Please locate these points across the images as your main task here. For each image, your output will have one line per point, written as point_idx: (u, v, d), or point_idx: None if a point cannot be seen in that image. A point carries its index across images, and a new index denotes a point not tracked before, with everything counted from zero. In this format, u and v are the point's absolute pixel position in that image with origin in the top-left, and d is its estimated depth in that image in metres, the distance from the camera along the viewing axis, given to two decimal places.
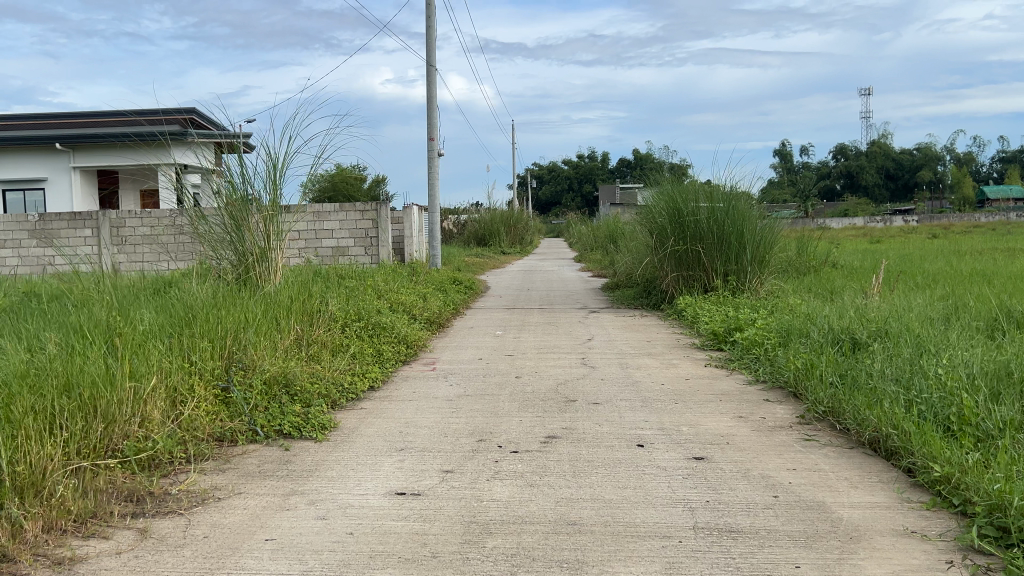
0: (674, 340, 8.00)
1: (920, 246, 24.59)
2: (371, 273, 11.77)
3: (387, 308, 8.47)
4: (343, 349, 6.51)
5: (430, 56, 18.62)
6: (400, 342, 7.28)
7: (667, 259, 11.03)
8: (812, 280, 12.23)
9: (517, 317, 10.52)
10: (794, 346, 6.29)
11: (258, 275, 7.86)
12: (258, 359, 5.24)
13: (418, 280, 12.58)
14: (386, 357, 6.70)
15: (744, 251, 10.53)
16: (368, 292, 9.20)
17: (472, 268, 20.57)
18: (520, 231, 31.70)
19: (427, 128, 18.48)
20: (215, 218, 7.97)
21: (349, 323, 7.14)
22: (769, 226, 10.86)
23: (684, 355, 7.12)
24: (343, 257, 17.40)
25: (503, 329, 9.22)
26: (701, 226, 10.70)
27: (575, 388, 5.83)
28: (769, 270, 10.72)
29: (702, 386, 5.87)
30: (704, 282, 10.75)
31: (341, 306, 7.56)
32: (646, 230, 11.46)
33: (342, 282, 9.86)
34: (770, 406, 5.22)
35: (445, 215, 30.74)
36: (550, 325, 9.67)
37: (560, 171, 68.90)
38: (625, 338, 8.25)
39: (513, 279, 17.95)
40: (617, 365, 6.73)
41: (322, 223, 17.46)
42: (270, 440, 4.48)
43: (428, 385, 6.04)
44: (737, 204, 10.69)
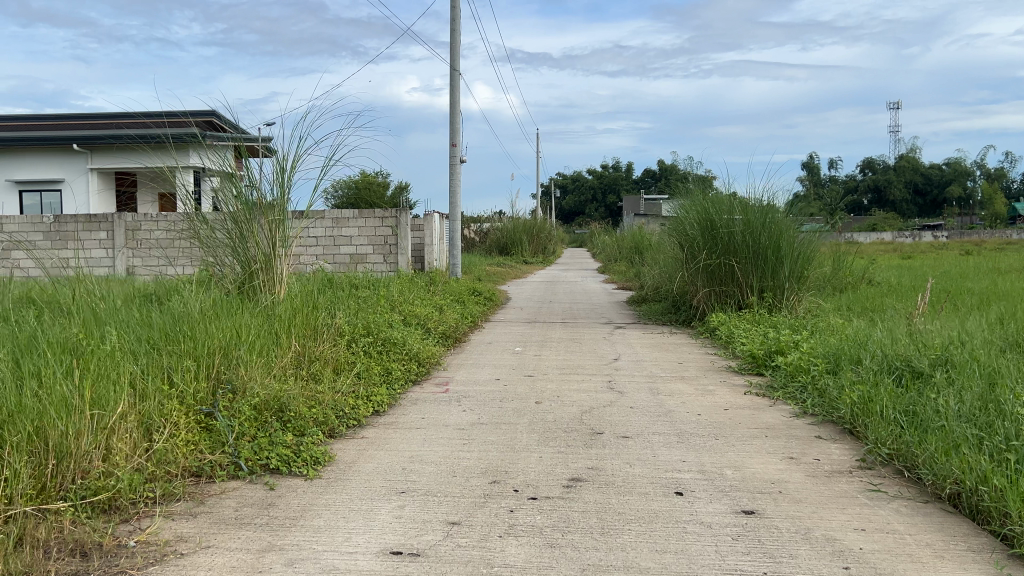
0: (707, 362, 7.38)
1: (958, 264, 23.68)
2: (386, 283, 11.26)
3: (400, 322, 7.92)
4: (349, 368, 5.97)
5: (454, 60, 18.16)
6: (412, 359, 6.73)
7: (699, 274, 10.42)
8: (851, 298, 11.56)
9: (538, 332, 9.94)
10: (846, 374, 5.65)
11: (262, 284, 7.34)
12: (248, 381, 4.71)
13: (436, 291, 12.05)
14: (395, 377, 6.15)
15: (782, 266, 9.89)
16: (381, 304, 8.66)
17: (493, 278, 20.02)
18: (543, 240, 31.13)
19: (450, 133, 17.99)
20: (217, 223, 7.48)
21: (357, 338, 6.60)
22: (808, 241, 10.21)
23: (720, 381, 6.50)
24: (360, 264, 16.94)
25: (523, 345, 8.65)
26: (735, 239, 10.08)
27: (602, 418, 5.23)
28: (807, 288, 10.08)
29: (744, 419, 5.25)
30: (738, 299, 10.12)
31: (350, 319, 7.02)
32: (677, 242, 10.86)
33: (354, 292, 9.33)
34: (824, 446, 4.60)
35: (467, 223, 30.27)
36: (573, 341, 9.08)
37: (584, 180, 68.29)
38: (654, 359, 7.65)
39: (536, 290, 17.39)
40: (647, 390, 6.13)
41: (340, 230, 17.01)
42: (254, 476, 3.94)
43: (439, 410, 5.48)
44: (774, 217, 10.04)
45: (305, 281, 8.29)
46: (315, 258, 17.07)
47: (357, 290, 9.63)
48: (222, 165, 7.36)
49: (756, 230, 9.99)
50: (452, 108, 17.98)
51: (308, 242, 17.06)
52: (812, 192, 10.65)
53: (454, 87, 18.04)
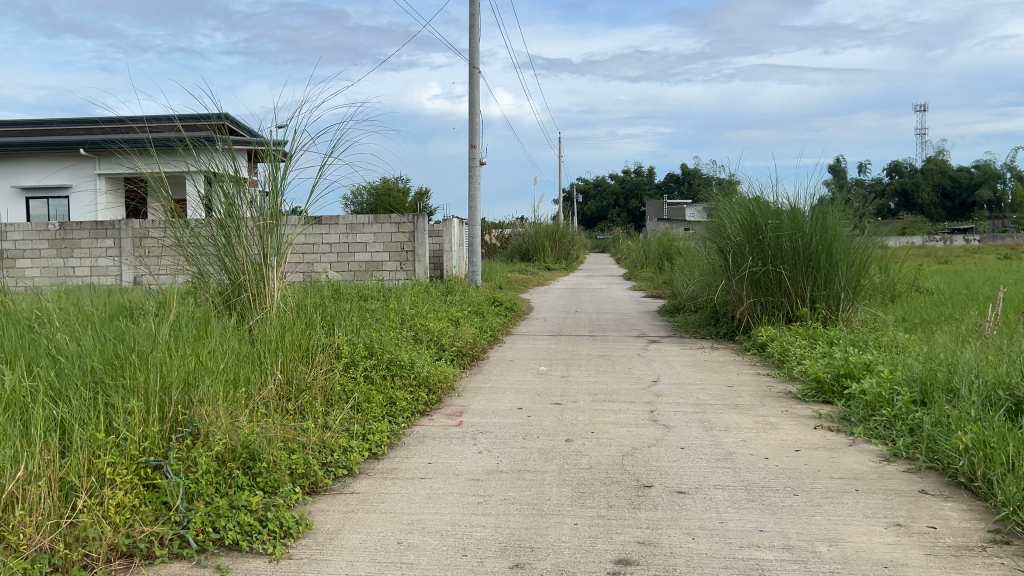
0: (762, 387, 6.40)
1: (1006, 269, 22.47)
2: (399, 293, 10.36)
3: (409, 339, 7.01)
4: (343, 400, 5.07)
5: (472, 57, 17.28)
6: (421, 383, 5.83)
7: (742, 283, 9.44)
8: (907, 308, 10.52)
9: (565, 347, 9.01)
10: (941, 407, 4.65)
11: (251, 300, 6.41)
12: (213, 423, 3.85)
13: (454, 301, 11.14)
14: (399, 408, 5.26)
15: (836, 274, 8.89)
16: (387, 316, 7.77)
17: (515, 285, 19.14)
18: (567, 245, 30.20)
19: (469, 134, 17.10)
20: (202, 229, 6.57)
21: (356, 361, 5.71)
22: (866, 246, 9.18)
23: (783, 411, 5.53)
24: (376, 272, 16.13)
25: (548, 364, 7.71)
26: (783, 245, 9.08)
27: (648, 463, 4.28)
28: (864, 299, 9.08)
29: (824, 464, 4.27)
30: (787, 310, 9.13)
31: (349, 336, 6.14)
32: (716, 247, 9.90)
33: (361, 303, 8.43)
34: (933, 505, 3.62)
35: (489, 229, 29.42)
36: (604, 358, 8.14)
37: (607, 185, 67.29)
38: (699, 383, 6.68)
39: (560, 298, 16.43)
40: (697, 424, 5.17)
41: (355, 236, 16.18)
42: (204, 556, 3.07)
43: (451, 452, 4.55)
44: (827, 220, 9.04)
45: (303, 292, 7.40)
46: (329, 266, 16.26)
47: (365, 301, 8.75)
48: (206, 165, 6.48)
49: (806, 235, 8.99)
50: (471, 108, 17.12)
51: (321, 248, 16.25)
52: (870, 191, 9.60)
53: (473, 86, 17.19)
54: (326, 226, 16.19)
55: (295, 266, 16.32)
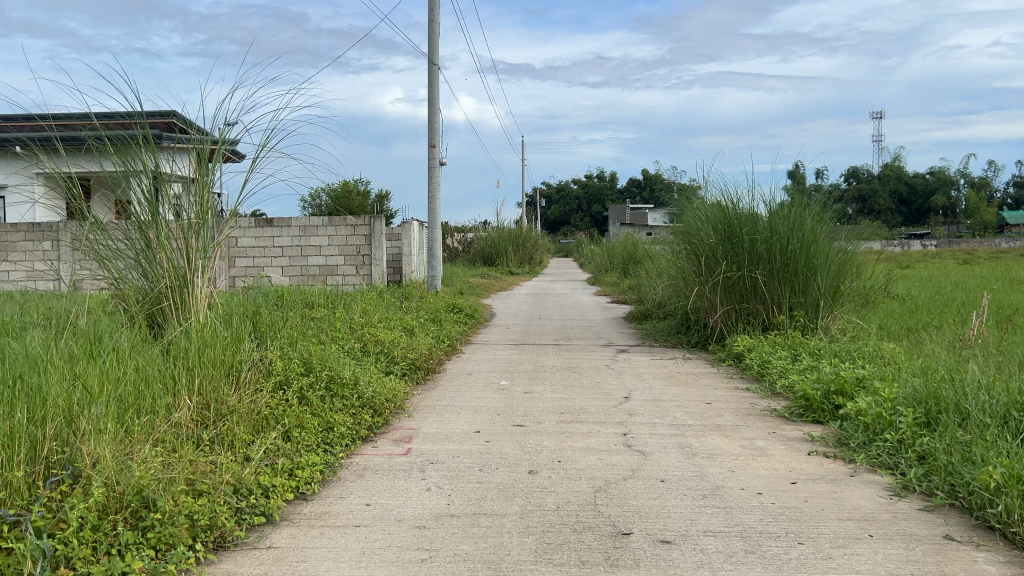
0: (744, 404, 5.82)
1: (970, 274, 22.36)
2: (351, 300, 9.66)
3: (355, 353, 6.32)
4: (268, 431, 4.40)
5: (431, 54, 16.60)
6: (365, 404, 5.17)
7: (716, 289, 8.89)
8: (887, 316, 10.06)
9: (528, 357, 8.36)
10: (954, 433, 4.10)
11: (173, 311, 5.64)
12: (96, 464, 3.19)
13: (410, 308, 10.47)
14: (337, 435, 4.59)
15: (814, 280, 8.38)
16: (330, 327, 7.08)
17: (477, 290, 18.46)
18: (529, 249, 29.63)
19: (428, 133, 16.41)
20: (119, 235, 5.71)
21: (289, 381, 5.05)
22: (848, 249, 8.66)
23: (770, 434, 4.95)
24: (331, 277, 15.39)
25: (509, 377, 7.06)
26: (760, 249, 8.55)
27: (625, 502, 3.67)
28: (844, 306, 8.59)
29: (828, 502, 3.69)
30: (763, 319, 8.60)
31: (284, 352, 5.47)
32: (688, 252, 9.34)
33: (303, 313, 7.70)
34: (965, 556, 3.05)
35: (450, 232, 28.71)
36: (570, 370, 7.52)
37: (570, 189, 66.92)
38: (675, 399, 6.08)
39: (522, 304, 15.79)
40: (677, 451, 4.57)
41: (309, 239, 15.42)
42: None
43: (395, 490, 3.88)
44: (806, 223, 8.52)
45: (234, 299, 6.68)
46: (281, 270, 15.46)
47: (308, 310, 8.02)
48: (125, 163, 5.64)
49: (784, 238, 8.46)
50: (431, 106, 16.45)
51: (273, 252, 15.45)
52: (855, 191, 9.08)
53: (432, 83, 16.53)
54: (278, 228, 15.40)
55: (243, 270, 15.49)
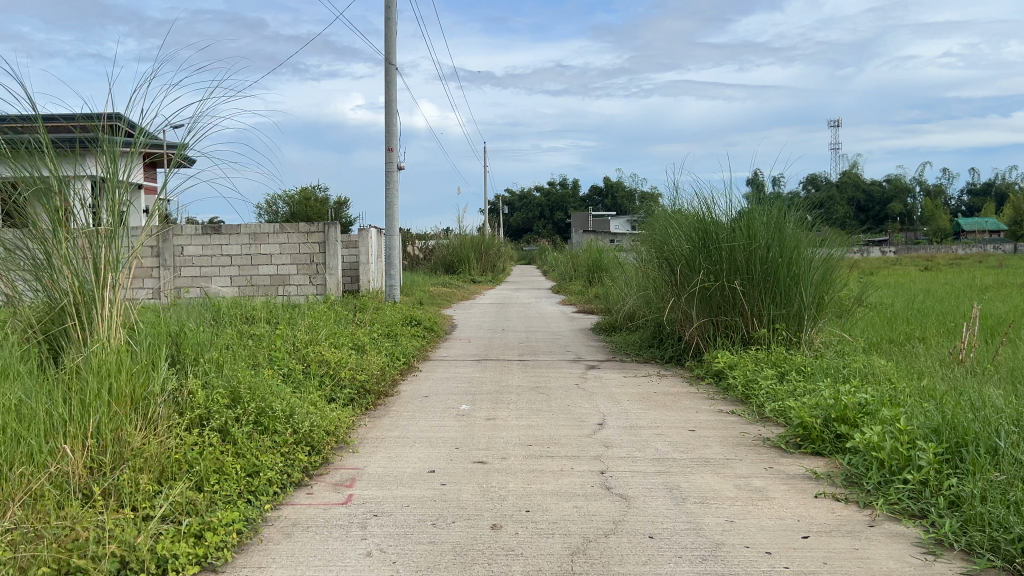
0: (732, 432, 5.20)
1: (937, 282, 22.12)
2: (298, 313, 8.89)
3: (294, 380, 5.58)
4: (177, 478, 3.67)
5: (388, 53, 15.86)
6: (301, 440, 4.45)
7: (692, 301, 8.28)
8: (871, 330, 9.54)
9: (491, 376, 7.67)
10: (988, 476, 3.51)
11: (79, 332, 4.81)
12: None
13: (364, 322, 9.72)
14: (263, 481, 3.87)
15: (797, 290, 7.80)
16: (265, 349, 6.32)
17: (437, 300, 17.70)
18: (492, 257, 28.94)
19: (386, 136, 15.66)
20: (16, 244, 4.88)
21: (211, 414, 4.31)
22: (833, 256, 8.09)
23: (768, 471, 4.32)
24: (283, 287, 14.56)
25: (470, 401, 6.37)
26: (739, 257, 7.95)
27: (609, 569, 3.00)
28: (827, 317, 8.04)
29: (853, 563, 3.07)
30: (742, 332, 7.99)
31: (207, 380, 4.73)
32: (661, 262, 8.73)
33: (238, 332, 6.93)
34: None
35: (410, 239, 27.88)
36: (537, 391, 6.85)
37: (533, 196, 66.36)
38: (655, 426, 5.44)
39: (485, 314, 15.10)
40: (664, 494, 3.93)
41: (259, 247, 14.57)
42: None
43: (328, 557, 3.17)
44: (788, 229, 7.94)
45: (152, 315, 5.89)
46: (230, 280, 14.57)
47: (244, 326, 7.24)
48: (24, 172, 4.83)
49: (765, 245, 7.87)
50: (389, 108, 15.72)
51: (220, 261, 14.57)
52: (840, 195, 8.53)
53: (390, 84, 15.81)
54: (226, 236, 14.55)
55: (188, 280, 14.56)
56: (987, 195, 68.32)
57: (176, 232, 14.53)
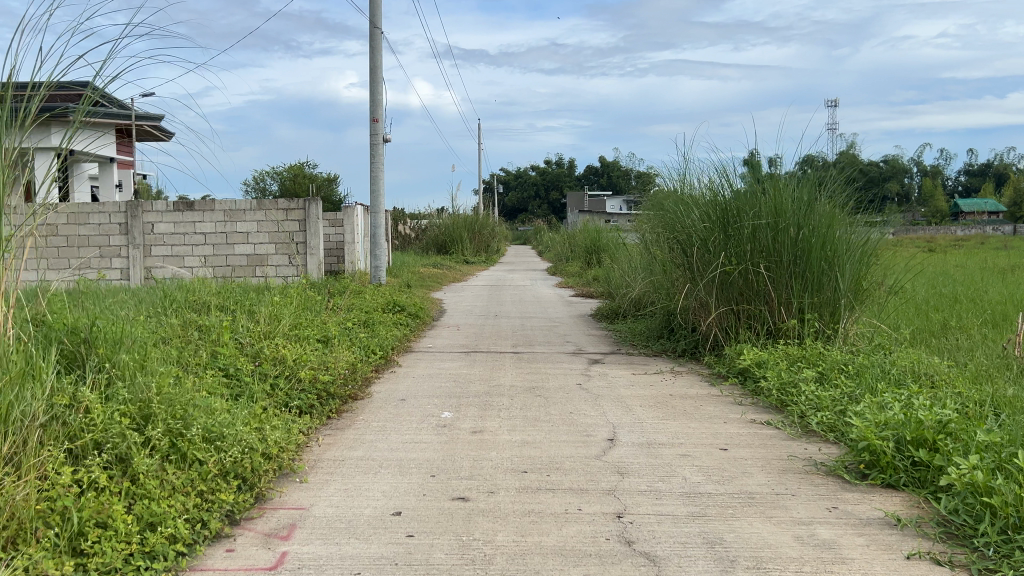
0: (774, 455, 4.21)
1: (954, 264, 21.00)
2: (264, 299, 7.85)
3: (233, 394, 4.57)
4: (36, 539, 2.66)
5: (373, 15, 14.69)
6: (225, 474, 3.43)
7: (710, 287, 7.26)
8: (914, 321, 8.48)
9: (479, 373, 6.66)
10: None
11: None
12: None
13: (341, 309, 8.70)
14: (163, 538, 2.85)
15: (832, 275, 6.77)
16: (205, 349, 5.28)
17: (426, 283, 16.63)
18: (485, 237, 27.82)
19: (371, 106, 14.54)
20: None
21: (109, 440, 3.30)
22: (873, 238, 7.06)
23: (834, 516, 3.33)
24: (260, 269, 13.51)
25: (453, 407, 5.36)
26: (764, 237, 6.93)
27: None
28: (865, 306, 7.00)
29: None
30: (767, 323, 6.97)
31: (112, 391, 3.70)
32: (675, 242, 7.70)
33: (178, 324, 5.88)
34: None
35: (402, 219, 26.93)
36: (533, 394, 5.84)
37: (528, 175, 65.08)
38: (678, 443, 4.45)
39: (478, 298, 14.06)
40: (705, 553, 2.94)
41: (234, 225, 13.49)
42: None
43: None
44: (820, 205, 6.94)
45: (57, 306, 4.85)
46: (203, 261, 13.52)
47: (188, 316, 6.20)
48: None
49: (794, 225, 6.85)
50: (374, 76, 14.59)
51: (194, 240, 13.51)
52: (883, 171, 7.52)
53: (375, 50, 14.66)
54: (200, 212, 13.45)
55: (159, 260, 13.51)
56: (990, 176, 67.17)
57: (146, 208, 13.44)
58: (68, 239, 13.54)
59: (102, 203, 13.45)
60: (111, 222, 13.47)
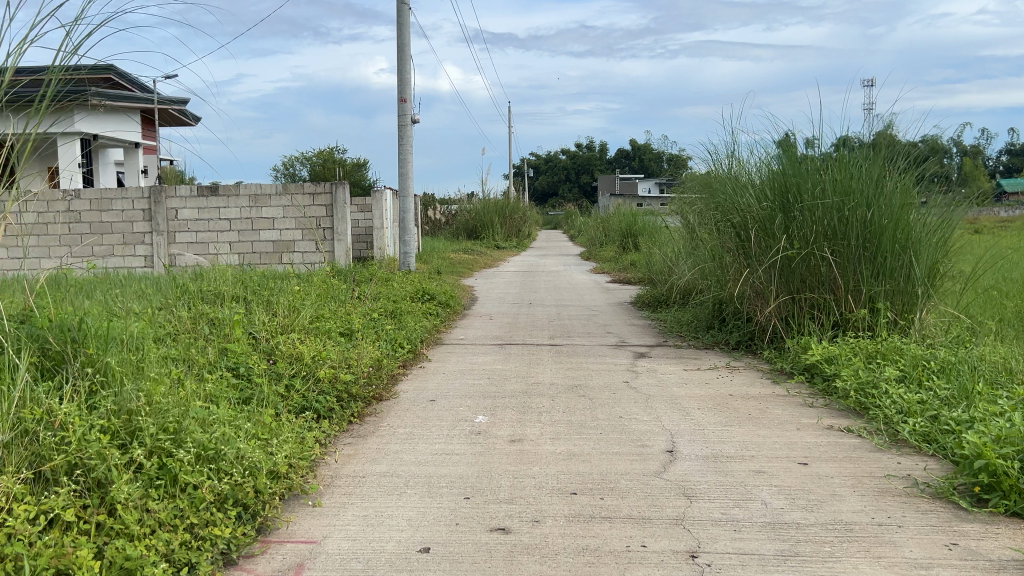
0: (866, 473, 3.59)
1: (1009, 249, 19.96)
2: (285, 288, 7.35)
3: (242, 402, 4.06)
4: None
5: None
6: (222, 503, 2.91)
7: (769, 274, 6.62)
8: (998, 309, 7.69)
9: (516, 369, 6.09)
10: None
11: None
12: None
13: (369, 298, 8.19)
14: None
15: (906, 260, 6.08)
16: (213, 348, 4.80)
17: (457, 269, 16.09)
18: (517, 222, 27.22)
19: (399, 85, 13.97)
20: None
21: (86, 463, 2.79)
22: (953, 215, 6.27)
23: (957, 557, 2.72)
24: (286, 255, 13.06)
25: (489, 410, 4.80)
26: (830, 217, 6.27)
27: None
28: (943, 295, 6.29)
29: None
30: (833, 314, 6.32)
31: (97, 402, 3.20)
32: (729, 226, 7.05)
33: (189, 318, 5.41)
34: None
35: (432, 204, 26.44)
36: (577, 394, 5.26)
37: (559, 159, 64.25)
38: (749, 457, 3.85)
39: (510, 285, 13.50)
40: None
41: (259, 210, 13.05)
42: None
43: None
44: (891, 182, 6.23)
45: (50, 299, 4.39)
46: (228, 247, 13.09)
47: (200, 308, 5.73)
48: None
49: (864, 205, 6.17)
50: (403, 54, 14.01)
51: (219, 226, 13.08)
52: (964, 146, 6.34)
53: (403, 27, 14.08)
54: (225, 198, 13.00)
55: (184, 247, 13.12)
56: None
57: (170, 193, 13.02)
58: (91, 226, 13.18)
59: (126, 188, 13.06)
60: (135, 208, 13.07)
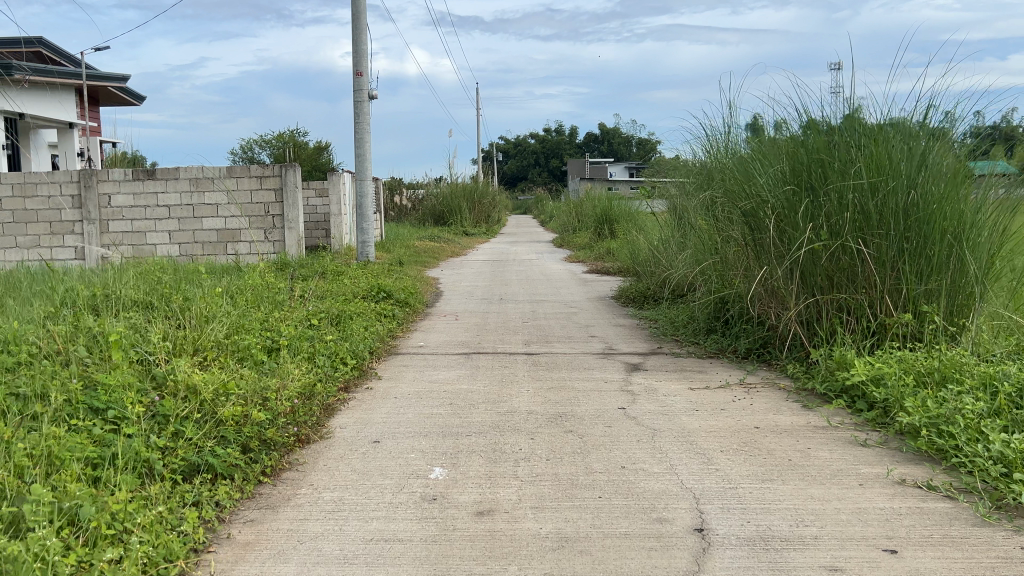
0: (986, 571, 2.50)
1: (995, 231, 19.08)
2: (209, 289, 6.08)
3: (90, 471, 2.85)
4: None
5: None
6: None
7: (788, 271, 5.52)
8: None
9: (485, 391, 4.92)
10: None
11: None
12: None
13: (315, 300, 6.95)
14: None
15: (959, 253, 4.99)
16: (78, 382, 3.58)
17: (422, 258, 14.84)
18: (486, 207, 25.90)
19: (354, 57, 12.62)
20: None
21: None
22: (1009, 197, 5.16)
23: None
24: (231, 245, 11.72)
25: (450, 458, 3.63)
26: (865, 202, 5.16)
27: None
28: (999, 294, 5.21)
29: None
30: (867, 318, 5.23)
31: None
32: (741, 214, 5.93)
33: (63, 338, 4.17)
34: None
35: (397, 188, 25.11)
36: (562, 429, 4.10)
37: (528, 142, 62.88)
38: (812, 541, 2.73)
39: (478, 276, 12.29)
40: None
41: (200, 195, 11.66)
42: None
43: None
44: (939, 159, 5.10)
45: None
46: (167, 237, 11.72)
47: (83, 322, 4.49)
48: None
49: (906, 187, 5.05)
50: (358, 22, 12.66)
51: (156, 214, 11.69)
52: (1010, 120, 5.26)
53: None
54: (163, 182, 11.60)
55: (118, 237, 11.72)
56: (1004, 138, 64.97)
57: (102, 177, 11.58)
58: (13, 214, 11.73)
59: (52, 172, 11.61)
60: (62, 193, 11.63)
